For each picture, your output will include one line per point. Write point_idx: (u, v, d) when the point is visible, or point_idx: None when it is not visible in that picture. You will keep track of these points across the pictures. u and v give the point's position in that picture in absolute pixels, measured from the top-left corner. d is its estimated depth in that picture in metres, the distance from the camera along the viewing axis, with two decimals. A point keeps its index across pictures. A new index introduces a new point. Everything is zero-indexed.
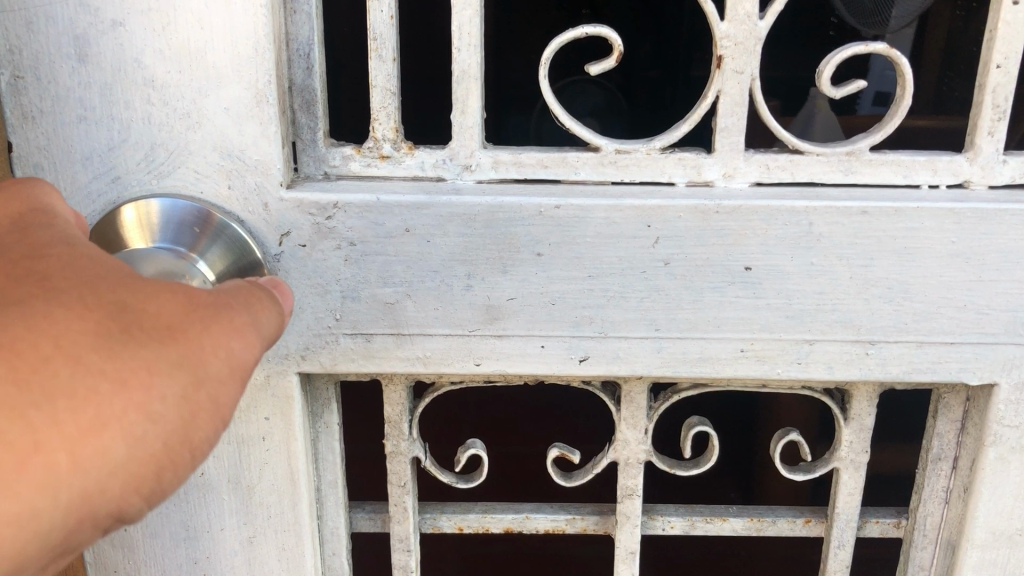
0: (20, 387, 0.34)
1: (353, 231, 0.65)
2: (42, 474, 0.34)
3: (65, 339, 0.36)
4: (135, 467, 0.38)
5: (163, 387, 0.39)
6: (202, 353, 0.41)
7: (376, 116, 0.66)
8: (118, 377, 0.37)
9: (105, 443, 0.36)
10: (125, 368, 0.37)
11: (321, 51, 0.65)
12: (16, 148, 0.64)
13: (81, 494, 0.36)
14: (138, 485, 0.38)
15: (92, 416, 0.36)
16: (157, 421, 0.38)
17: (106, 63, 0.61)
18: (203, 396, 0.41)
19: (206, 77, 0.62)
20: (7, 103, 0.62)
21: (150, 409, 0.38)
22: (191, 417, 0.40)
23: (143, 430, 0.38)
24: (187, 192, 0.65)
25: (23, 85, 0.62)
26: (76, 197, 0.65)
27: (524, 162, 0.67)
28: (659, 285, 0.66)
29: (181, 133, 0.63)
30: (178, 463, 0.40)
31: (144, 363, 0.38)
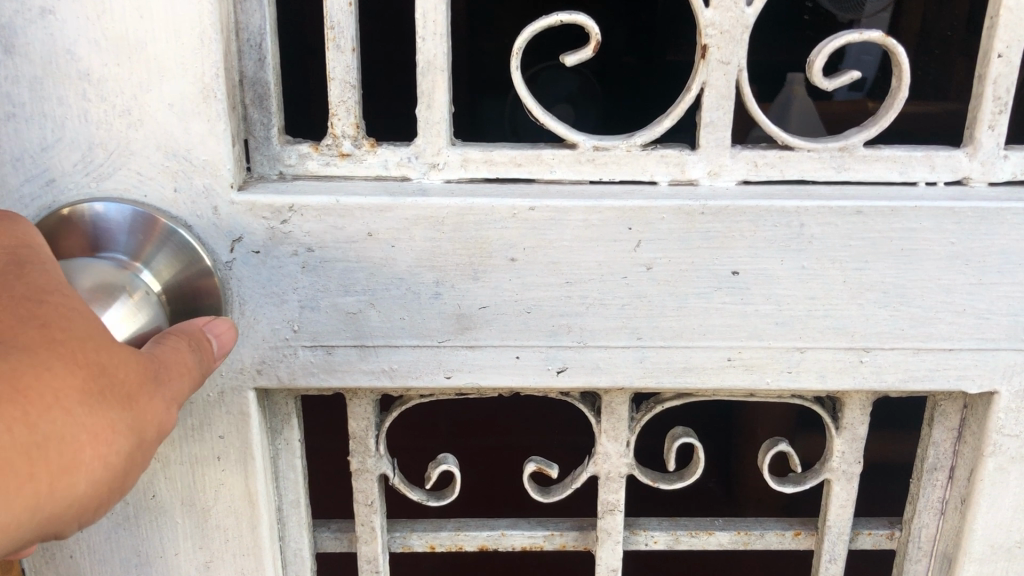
0: (24, 426, 0.38)
1: (311, 236, 0.61)
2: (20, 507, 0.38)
3: (58, 391, 0.40)
4: (85, 506, 0.42)
5: (120, 445, 0.43)
6: (158, 414, 0.45)
7: (335, 111, 0.61)
8: (89, 434, 0.41)
9: (68, 485, 0.40)
10: (98, 425, 0.41)
11: (274, 41, 0.60)
12: None
13: (41, 523, 0.40)
14: (81, 516, 0.43)
15: (65, 463, 0.40)
16: (110, 472, 0.43)
17: (35, 55, 0.56)
18: (145, 451, 0.45)
19: (147, 71, 0.56)
20: None
21: (108, 461, 0.42)
22: (133, 466, 0.44)
23: (99, 477, 0.42)
24: (130, 195, 0.60)
25: None
26: (7, 201, 0.59)
27: (496, 160, 0.62)
28: (641, 292, 0.62)
29: (121, 131, 0.58)
30: (113, 499, 0.44)
31: (111, 423, 0.42)
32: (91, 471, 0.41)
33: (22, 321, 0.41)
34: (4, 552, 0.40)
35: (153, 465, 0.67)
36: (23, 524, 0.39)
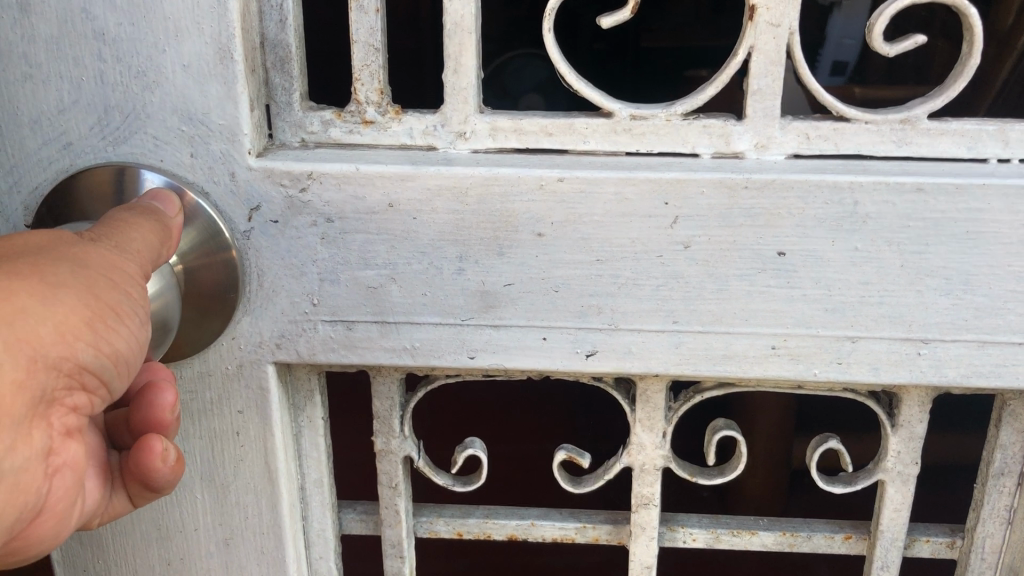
0: None
1: (331, 205, 0.58)
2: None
3: None
4: (67, 326, 0.42)
5: (64, 272, 0.44)
6: (82, 247, 0.46)
7: (358, 76, 0.58)
8: (15, 266, 0.42)
9: (27, 306, 0.41)
10: (21, 262, 0.43)
11: (296, 1, 0.58)
12: None
13: (28, 350, 0.41)
14: (78, 344, 0.43)
15: (5, 289, 0.41)
16: (67, 291, 0.43)
17: (51, 13, 0.54)
18: (104, 274, 0.46)
19: (163, 31, 0.54)
20: None
21: (58, 284, 0.43)
22: (98, 290, 0.45)
23: (64, 298, 0.43)
24: (145, 161, 0.58)
25: None
26: (26, 166, 0.58)
27: (526, 129, 0.59)
28: (678, 272, 0.58)
29: (136, 94, 0.56)
30: (106, 327, 0.45)
31: (36, 262, 0.43)
32: (43, 293, 0.42)
33: None
34: (24, 399, 0.41)
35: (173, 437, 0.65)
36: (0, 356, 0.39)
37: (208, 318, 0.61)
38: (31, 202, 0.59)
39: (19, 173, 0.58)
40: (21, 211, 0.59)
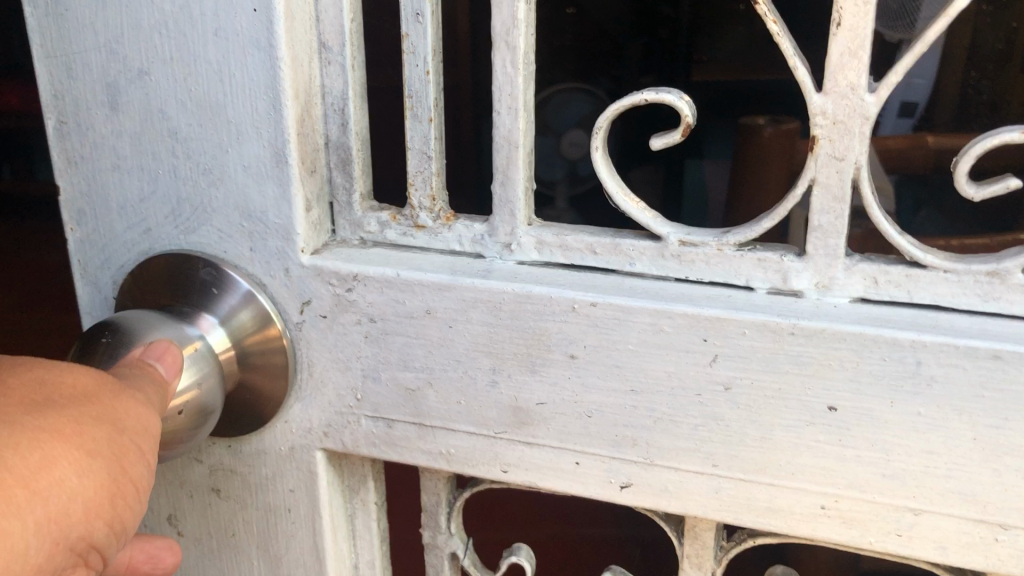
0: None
1: (373, 307, 0.58)
2: (19, 511, 0.39)
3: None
4: (92, 504, 0.42)
5: (98, 437, 0.44)
6: (116, 408, 0.46)
7: (412, 181, 0.59)
8: (55, 428, 0.42)
9: (61, 481, 0.41)
10: (60, 421, 0.42)
11: (358, 106, 0.59)
12: (65, 192, 0.63)
13: (56, 530, 0.40)
14: (96, 522, 0.43)
15: (44, 459, 0.40)
16: (98, 466, 0.43)
17: (135, 113, 0.59)
18: (134, 442, 0.46)
19: (228, 134, 0.58)
20: (53, 146, 0.62)
21: (92, 453, 0.43)
22: (124, 465, 0.45)
23: (95, 470, 0.43)
24: (212, 251, 0.61)
25: (67, 130, 0.61)
26: (115, 245, 0.64)
27: (571, 246, 0.56)
28: (718, 414, 0.54)
29: (205, 189, 0.60)
30: (123, 503, 0.45)
31: (74, 420, 0.43)
32: (78, 464, 0.42)
33: None
34: None
35: (233, 505, 0.68)
36: (30, 538, 0.39)
37: (262, 401, 0.63)
38: (118, 277, 0.65)
39: (110, 251, 0.64)
40: (112, 285, 0.65)
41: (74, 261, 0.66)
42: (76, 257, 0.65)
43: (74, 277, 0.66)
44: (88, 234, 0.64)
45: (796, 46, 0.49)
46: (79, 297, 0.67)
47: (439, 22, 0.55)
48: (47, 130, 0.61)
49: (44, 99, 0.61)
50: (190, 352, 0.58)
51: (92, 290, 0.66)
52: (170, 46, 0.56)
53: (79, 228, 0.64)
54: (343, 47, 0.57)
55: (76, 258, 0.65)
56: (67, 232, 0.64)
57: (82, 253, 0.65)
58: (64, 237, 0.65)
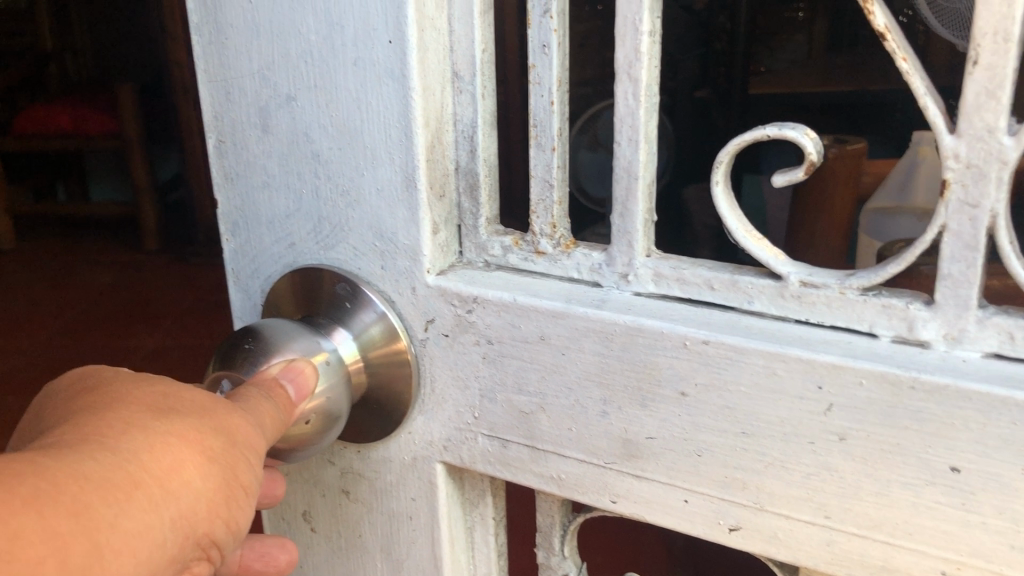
0: (131, 455, 0.43)
1: (491, 329, 0.60)
2: (154, 507, 0.42)
3: (128, 420, 0.44)
4: (215, 502, 0.46)
5: (216, 443, 0.47)
6: (232, 417, 0.49)
7: (534, 209, 0.60)
8: (178, 434, 0.45)
9: (186, 481, 0.44)
10: (184, 426, 0.46)
11: (486, 134, 0.60)
12: (223, 205, 0.69)
13: (183, 525, 0.44)
14: (217, 520, 0.46)
15: (172, 462, 0.44)
16: (219, 468, 0.46)
17: (283, 136, 0.63)
18: (248, 450, 0.49)
19: (364, 158, 0.61)
20: (214, 163, 0.68)
21: (212, 458, 0.46)
22: (239, 470, 0.48)
23: (215, 472, 0.46)
24: (347, 267, 0.65)
25: (225, 149, 0.67)
26: (264, 257, 0.69)
27: (689, 280, 0.55)
28: (832, 464, 0.51)
29: (342, 209, 0.63)
30: (240, 504, 0.48)
31: (195, 427, 0.46)
32: (200, 467, 0.45)
33: (90, 409, 0.45)
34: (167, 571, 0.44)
35: (360, 508, 0.72)
36: (164, 532, 0.43)
37: (388, 411, 0.66)
38: (265, 286, 0.70)
39: (260, 261, 0.70)
40: (260, 292, 0.71)
41: (228, 268, 0.72)
42: (231, 266, 0.71)
43: (228, 283, 0.72)
44: (241, 245, 0.70)
45: (928, 83, 0.46)
46: (231, 300, 0.73)
47: (564, 54, 0.56)
48: (208, 148, 0.67)
49: (207, 120, 0.67)
50: (320, 358, 0.61)
51: (242, 295, 0.72)
52: (315, 75, 0.61)
53: (233, 240, 0.70)
54: (474, 77, 0.59)
55: (231, 266, 0.72)
56: (224, 242, 0.71)
57: (235, 262, 0.71)
58: (220, 246, 0.71)
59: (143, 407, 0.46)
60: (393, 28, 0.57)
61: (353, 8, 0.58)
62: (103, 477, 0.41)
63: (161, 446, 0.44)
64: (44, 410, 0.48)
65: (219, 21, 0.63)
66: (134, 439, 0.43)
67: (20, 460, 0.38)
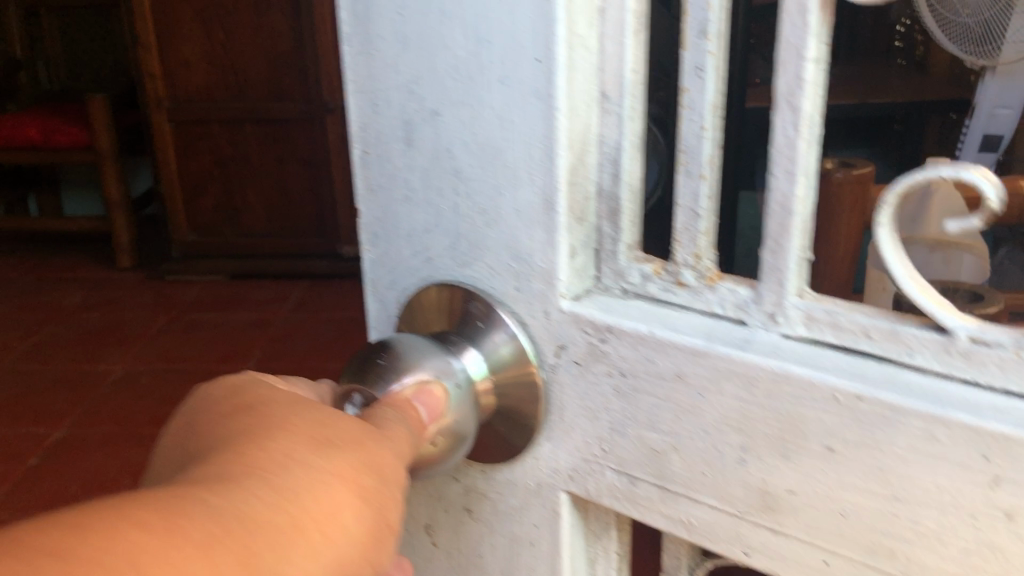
0: (291, 495, 0.41)
1: (625, 361, 0.57)
2: (316, 550, 0.41)
3: (288, 456, 0.43)
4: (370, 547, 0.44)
5: (369, 482, 0.46)
6: (379, 453, 0.48)
7: (678, 238, 0.57)
8: (334, 472, 0.44)
9: (346, 523, 0.43)
10: (340, 464, 0.45)
11: (632, 157, 0.58)
12: (364, 215, 0.70)
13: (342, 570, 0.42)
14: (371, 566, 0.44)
15: (333, 502, 0.43)
16: (374, 509, 0.45)
17: (427, 150, 0.63)
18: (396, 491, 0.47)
19: (505, 178, 0.60)
20: (357, 173, 0.68)
21: (368, 498, 0.45)
22: (390, 513, 0.46)
23: (369, 513, 0.44)
24: (481, 286, 0.64)
25: (369, 160, 0.67)
26: (402, 269, 0.69)
27: (843, 325, 0.51)
28: (996, 543, 0.46)
29: (480, 227, 0.62)
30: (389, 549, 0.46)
31: (351, 465, 0.45)
32: (358, 508, 0.44)
33: (249, 438, 0.44)
34: None
35: (482, 527, 0.70)
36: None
37: (513, 434, 0.65)
38: (401, 299, 0.70)
39: (397, 273, 0.70)
40: (395, 304, 0.71)
41: (367, 277, 0.72)
42: (370, 276, 0.72)
43: (366, 292, 0.73)
44: (380, 256, 0.70)
45: None
46: (368, 307, 0.74)
47: (721, 78, 0.53)
48: (353, 158, 0.68)
49: (352, 130, 0.67)
50: (448, 377, 0.61)
51: (378, 303, 0.72)
52: (460, 90, 0.60)
53: (372, 250, 0.71)
54: (623, 98, 0.57)
55: (369, 277, 0.72)
56: (364, 252, 0.71)
57: (373, 274, 0.71)
58: (360, 255, 0.72)
59: (301, 442, 0.45)
60: (542, 46, 0.55)
61: (502, 25, 0.56)
62: (266, 517, 0.40)
63: (325, 487, 0.42)
64: (195, 430, 0.48)
65: (369, 32, 0.63)
66: (293, 477, 0.42)
67: (192, 500, 0.38)
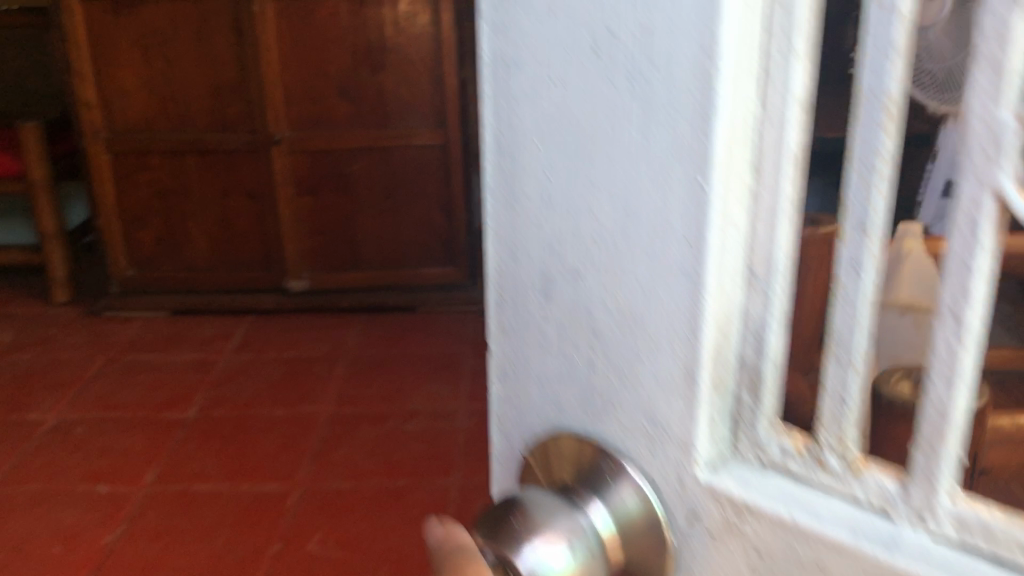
0: None
1: (762, 542, 0.59)
2: None
3: None
4: None
5: None
6: None
7: (824, 420, 0.57)
8: None
9: None
10: None
11: (778, 336, 0.58)
12: (496, 354, 0.74)
13: None
14: None
15: None
16: None
17: (565, 306, 0.66)
18: None
19: (646, 345, 0.61)
20: (493, 314, 0.72)
21: None
22: None
23: None
24: (613, 442, 0.66)
25: (504, 302, 0.71)
26: (532, 411, 0.73)
27: (998, 537, 0.50)
28: None
29: (615, 387, 0.65)
30: None
31: None
32: None
33: None
34: None
35: None
36: None
37: None
38: (529, 437, 0.74)
39: (527, 413, 0.73)
40: (519, 440, 0.75)
41: (495, 413, 0.77)
42: (499, 410, 0.76)
43: (491, 426, 0.78)
44: (509, 392, 0.75)
45: None
46: (492, 439, 0.79)
47: (880, 275, 0.54)
48: (490, 300, 0.72)
49: (490, 276, 0.71)
50: (580, 536, 0.63)
51: (504, 437, 0.77)
52: (603, 257, 0.62)
53: (502, 387, 0.75)
54: (771, 275, 0.56)
55: (498, 411, 0.77)
56: (493, 388, 0.76)
57: (501, 409, 0.76)
58: (488, 392, 0.77)
59: None
60: (691, 227, 0.56)
61: (650, 202, 0.57)
62: None
63: None
64: None
65: (513, 188, 0.66)
66: None
67: None
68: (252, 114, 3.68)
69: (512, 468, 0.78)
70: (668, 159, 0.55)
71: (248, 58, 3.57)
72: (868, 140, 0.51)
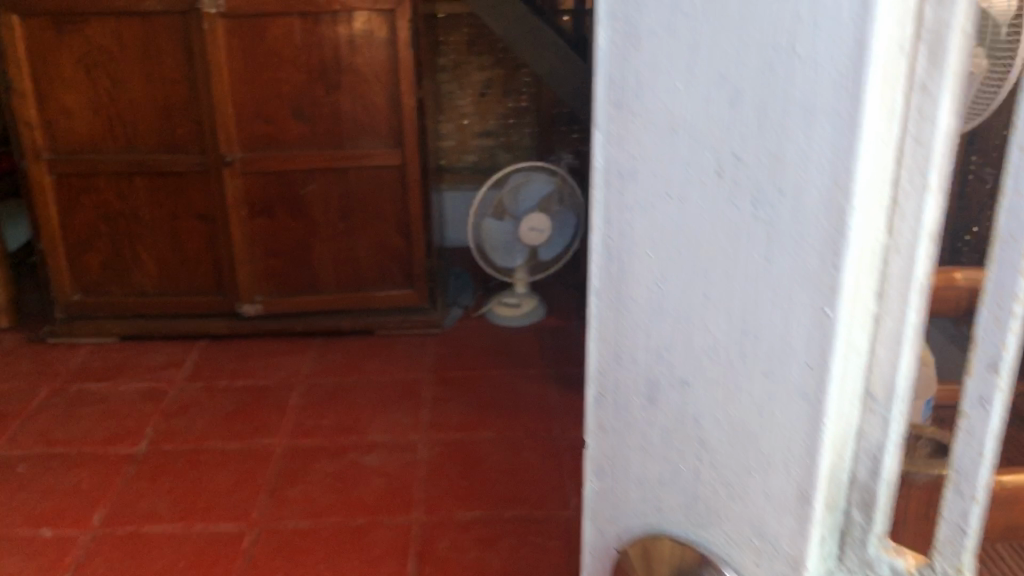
0: None
1: None
2: None
3: None
4: None
5: None
6: None
7: (938, 546, 0.59)
8: None
9: None
10: None
11: (893, 458, 0.58)
12: (593, 447, 0.70)
13: None
14: None
15: None
16: None
17: (672, 415, 0.62)
18: None
19: (757, 463, 0.58)
20: (593, 409, 0.68)
21: None
22: None
23: None
24: (717, 552, 0.63)
25: (605, 401, 0.67)
26: (626, 510, 0.69)
27: None
28: None
29: (723, 500, 0.61)
30: None
31: None
32: None
33: None
34: None
35: None
36: None
37: None
38: (623, 534, 0.70)
39: (621, 510, 0.70)
40: (614, 535, 0.71)
41: (589, 505, 0.73)
42: (591, 502, 0.72)
43: (584, 517, 0.73)
44: (605, 487, 0.70)
45: None
46: (584, 528, 0.75)
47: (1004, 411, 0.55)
48: (588, 396, 0.68)
49: (593, 371, 0.67)
50: None
51: (596, 528, 0.73)
52: (719, 372, 0.58)
53: (597, 481, 0.71)
54: (891, 403, 0.56)
55: (590, 502, 0.73)
56: (587, 481, 0.72)
57: (594, 502, 0.72)
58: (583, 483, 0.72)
59: None
60: (816, 354, 0.53)
61: (772, 325, 0.54)
62: None
63: None
64: None
65: (623, 290, 0.62)
66: None
67: None
68: (202, 134, 3.57)
69: (604, 560, 0.73)
70: (793, 283, 0.52)
71: (198, 78, 3.47)
72: (1001, 280, 0.51)
